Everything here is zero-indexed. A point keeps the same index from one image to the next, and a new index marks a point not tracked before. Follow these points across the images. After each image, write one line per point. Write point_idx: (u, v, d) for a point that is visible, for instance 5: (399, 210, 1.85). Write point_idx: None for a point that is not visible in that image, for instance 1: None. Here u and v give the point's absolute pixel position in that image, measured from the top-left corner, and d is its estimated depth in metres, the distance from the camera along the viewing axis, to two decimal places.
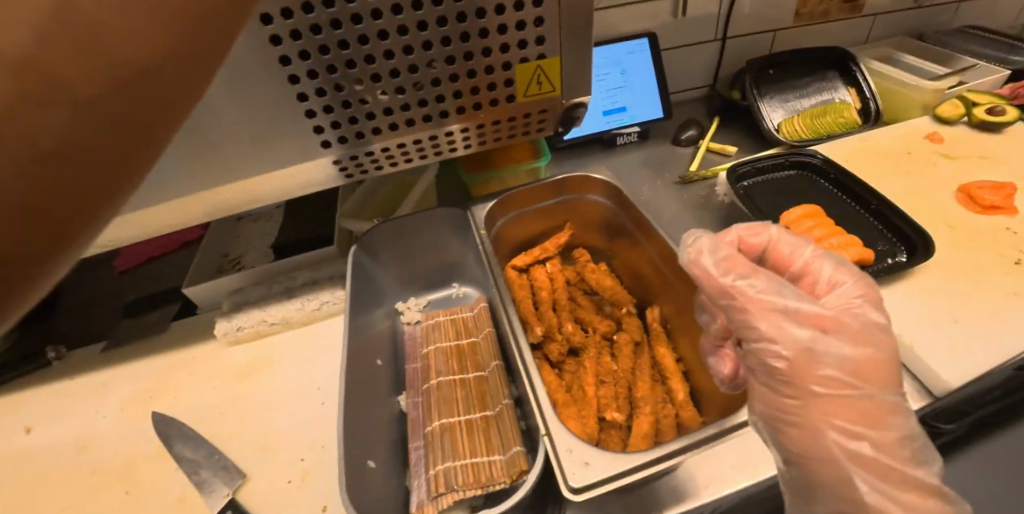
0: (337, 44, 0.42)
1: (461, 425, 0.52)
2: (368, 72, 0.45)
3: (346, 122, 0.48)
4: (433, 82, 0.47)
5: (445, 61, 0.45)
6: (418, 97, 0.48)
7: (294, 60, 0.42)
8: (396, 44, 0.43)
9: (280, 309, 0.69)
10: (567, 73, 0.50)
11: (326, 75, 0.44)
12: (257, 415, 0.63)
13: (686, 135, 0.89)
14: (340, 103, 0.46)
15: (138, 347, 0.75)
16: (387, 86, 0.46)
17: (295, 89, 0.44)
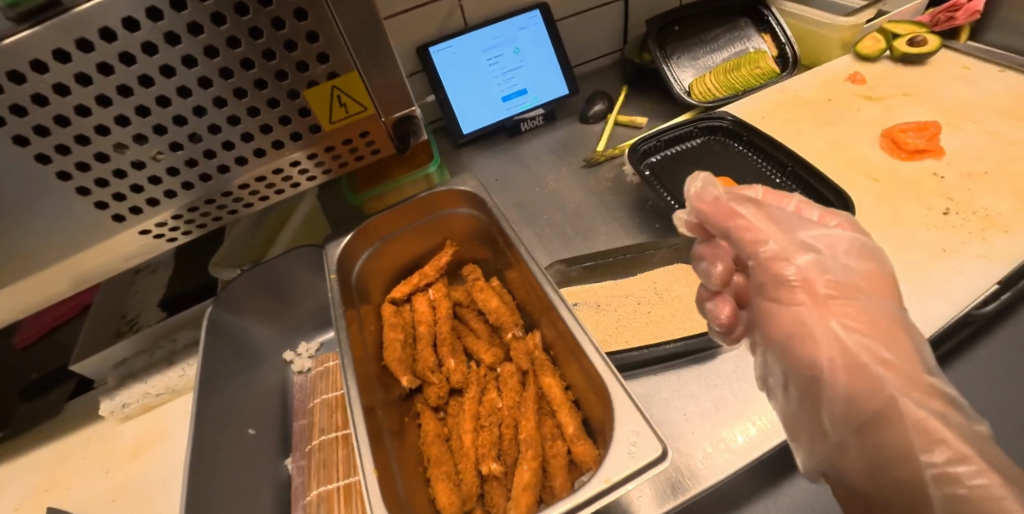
0: (76, 112, 0.36)
1: (338, 492, 0.48)
2: (129, 133, 0.39)
3: (130, 192, 0.42)
4: (212, 129, 0.41)
5: (215, 104, 0.40)
6: (203, 148, 0.42)
7: (30, 140, 0.36)
8: (146, 97, 0.37)
9: (162, 378, 0.64)
10: (371, 91, 0.44)
11: (81, 147, 0.38)
12: (147, 500, 0.58)
13: (594, 110, 0.81)
14: (112, 174, 0.41)
15: (36, 436, 0.70)
16: (158, 144, 0.40)
17: (49, 169, 0.38)
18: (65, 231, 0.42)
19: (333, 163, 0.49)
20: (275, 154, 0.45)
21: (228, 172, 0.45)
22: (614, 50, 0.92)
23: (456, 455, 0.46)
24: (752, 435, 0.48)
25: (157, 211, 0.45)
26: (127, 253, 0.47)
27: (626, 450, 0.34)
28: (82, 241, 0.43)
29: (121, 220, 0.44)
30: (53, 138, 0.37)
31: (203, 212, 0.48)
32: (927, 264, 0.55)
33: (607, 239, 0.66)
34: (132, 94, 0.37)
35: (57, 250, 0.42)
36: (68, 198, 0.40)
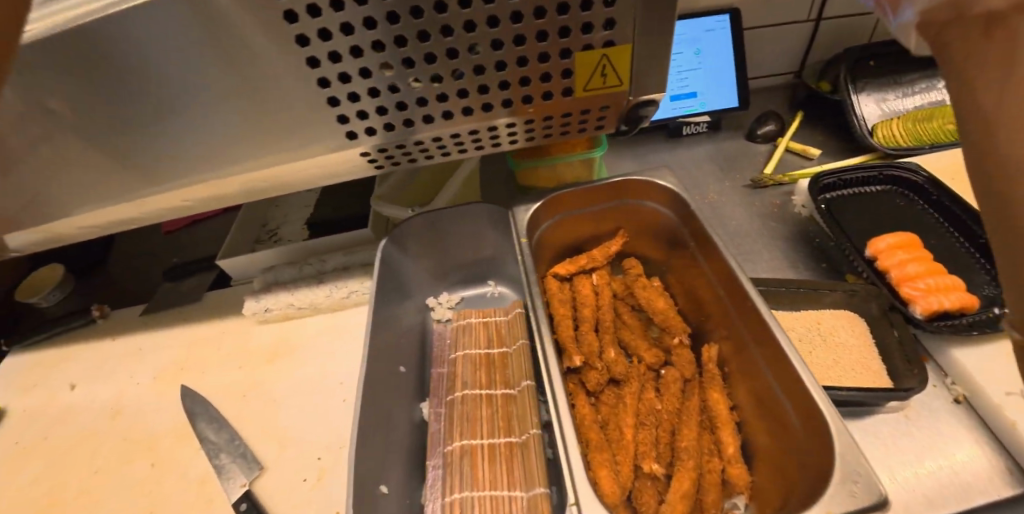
0: (363, 23, 0.36)
1: (483, 447, 0.48)
2: (400, 56, 0.38)
3: (374, 113, 0.43)
4: (476, 70, 0.40)
5: (491, 45, 0.39)
6: (459, 86, 0.41)
7: (310, 41, 0.36)
8: (434, 23, 0.36)
9: (307, 293, 0.66)
10: (635, 63, 0.42)
11: (350, 58, 0.38)
12: (276, 404, 0.61)
13: (764, 130, 0.78)
14: (366, 91, 0.41)
15: (175, 316, 0.76)
16: (421, 72, 0.40)
17: (314, 73, 0.38)
18: (303, 135, 0.43)
19: (557, 129, 0.48)
20: (517, 109, 0.44)
21: (467, 115, 0.44)
22: (788, 71, 0.87)
23: (611, 445, 0.46)
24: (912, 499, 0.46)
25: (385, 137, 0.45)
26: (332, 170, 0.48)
27: (845, 491, 0.34)
28: (311, 150, 0.44)
29: (354, 138, 0.44)
30: (331, 44, 0.37)
31: (420, 148, 0.47)
32: None
33: (768, 268, 0.64)
34: (422, 16, 0.36)
35: (282, 141, 0.43)
36: (319, 106, 0.41)
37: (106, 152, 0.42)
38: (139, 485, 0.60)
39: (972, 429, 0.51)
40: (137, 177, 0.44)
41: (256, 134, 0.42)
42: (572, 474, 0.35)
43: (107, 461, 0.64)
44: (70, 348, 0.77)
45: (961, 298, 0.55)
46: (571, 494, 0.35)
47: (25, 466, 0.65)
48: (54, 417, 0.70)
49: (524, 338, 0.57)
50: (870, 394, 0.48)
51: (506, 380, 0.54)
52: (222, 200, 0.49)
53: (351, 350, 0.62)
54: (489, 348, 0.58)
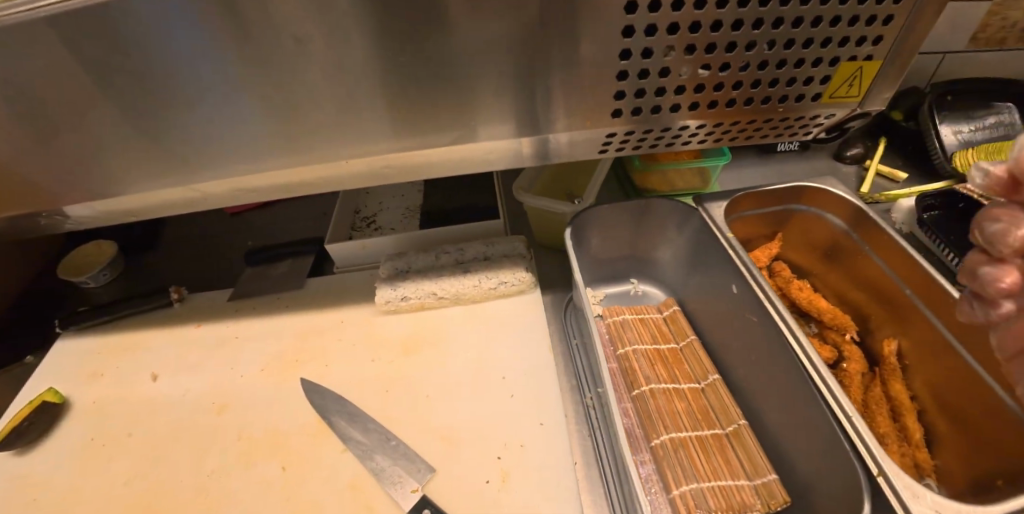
0: (694, 3, 0.39)
1: (692, 440, 0.49)
2: (706, 40, 0.42)
3: (652, 92, 0.45)
4: (760, 65, 0.44)
5: (785, 44, 0.43)
6: (737, 78, 0.45)
7: (638, 11, 0.39)
8: (751, 14, 0.40)
9: (452, 282, 0.62)
10: (879, 79, 0.46)
11: (664, 35, 0.41)
12: (429, 401, 0.56)
13: (852, 152, 0.82)
14: (657, 70, 0.44)
15: (266, 304, 0.71)
16: (716, 59, 0.43)
17: (624, 43, 0.41)
18: (557, 104, 0.46)
19: (783, 131, 0.52)
20: (769, 107, 0.48)
21: (728, 107, 0.47)
22: None
23: None
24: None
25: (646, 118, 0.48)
26: (490, 155, 0.51)
27: None
28: (556, 120, 0.47)
29: (617, 115, 0.47)
30: (655, 17, 0.40)
31: (654, 136, 0.51)
32: None
33: None
34: (746, 6, 0.40)
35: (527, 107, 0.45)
36: (601, 77, 0.44)
37: (143, 131, 0.47)
38: (267, 489, 0.54)
39: None
40: (180, 155, 0.49)
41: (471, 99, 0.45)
42: (871, 446, 0.39)
43: (216, 458, 0.58)
44: (147, 333, 0.72)
45: None
46: (873, 465, 0.38)
47: (113, 462, 0.60)
48: (139, 409, 0.64)
49: (692, 335, 0.58)
50: None
51: (686, 374, 0.54)
52: (427, 167, 0.51)
53: (506, 343, 0.59)
54: (658, 344, 0.58)
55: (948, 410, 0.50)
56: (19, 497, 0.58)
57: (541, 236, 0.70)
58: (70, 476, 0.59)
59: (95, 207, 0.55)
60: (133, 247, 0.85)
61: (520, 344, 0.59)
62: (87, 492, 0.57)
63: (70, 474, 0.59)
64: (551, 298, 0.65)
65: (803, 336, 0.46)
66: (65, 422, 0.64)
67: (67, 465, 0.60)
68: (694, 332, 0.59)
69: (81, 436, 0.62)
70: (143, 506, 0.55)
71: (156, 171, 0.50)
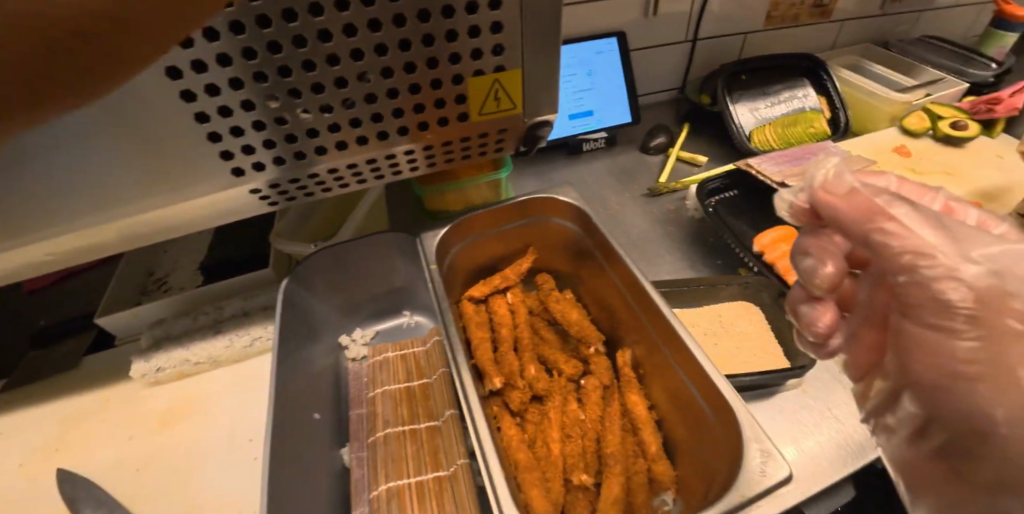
0: (242, 54, 0.34)
1: (409, 487, 0.46)
2: (285, 86, 0.36)
3: (261, 146, 0.39)
4: (368, 98, 0.39)
5: (381, 74, 0.38)
6: (351, 116, 0.40)
7: (183, 74, 0.33)
8: (320, 52, 0.35)
9: (205, 346, 0.59)
10: (522, 89, 0.43)
11: (231, 91, 0.35)
12: (179, 475, 0.54)
13: (655, 143, 0.82)
14: (251, 125, 0.37)
15: (40, 389, 0.66)
16: (311, 103, 0.38)
17: (190, 108, 0.34)
18: None
19: (456, 155, 0.48)
20: (413, 135, 0.44)
21: (362, 144, 0.42)
22: (675, 86, 0.94)
23: (540, 463, 0.46)
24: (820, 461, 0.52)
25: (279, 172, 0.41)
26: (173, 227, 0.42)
27: (756, 470, 0.36)
28: None
29: (240, 174, 0.40)
30: (209, 77, 0.34)
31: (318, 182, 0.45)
32: None
33: (672, 269, 0.68)
34: (305, 46, 0.35)
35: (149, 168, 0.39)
36: (193, 147, 0.36)
37: None
38: None
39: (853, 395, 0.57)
40: None
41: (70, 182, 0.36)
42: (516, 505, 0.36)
43: None
44: None
45: None
46: None
47: None
48: None
49: (443, 367, 0.55)
50: (769, 377, 0.52)
51: (429, 411, 0.52)
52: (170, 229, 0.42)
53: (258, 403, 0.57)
54: (409, 381, 0.55)
55: (680, 415, 0.48)
56: None
57: None
58: None
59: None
60: None
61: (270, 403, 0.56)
62: None
63: None
64: None
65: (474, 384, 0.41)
66: None
67: None
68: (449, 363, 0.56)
69: None
70: None
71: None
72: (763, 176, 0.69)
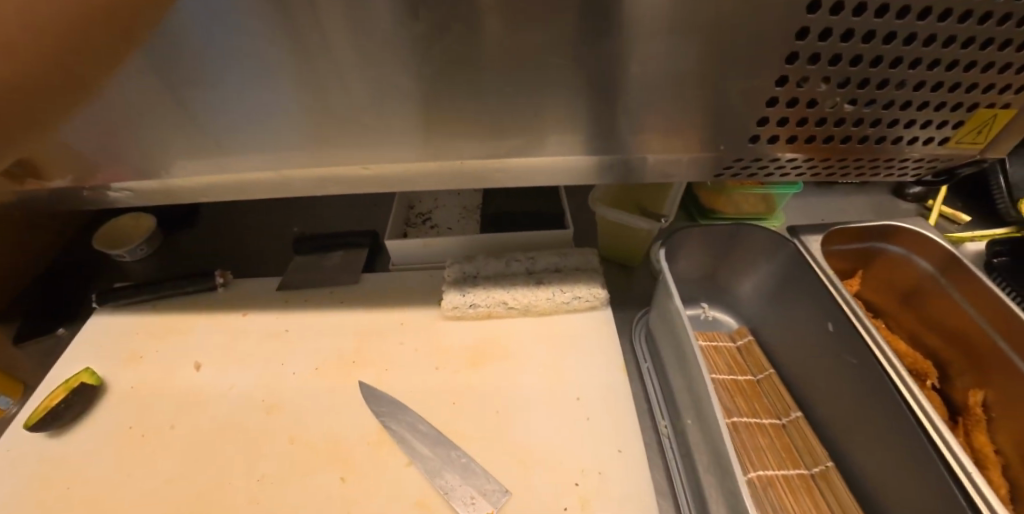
0: (863, 35, 0.37)
1: (778, 479, 0.47)
2: (862, 75, 0.39)
3: (793, 120, 0.43)
4: (909, 105, 0.42)
5: (942, 86, 0.40)
6: (881, 117, 0.42)
7: (808, 37, 0.37)
8: (923, 52, 0.38)
9: (522, 293, 0.61)
10: (1008, 128, 0.45)
11: (824, 65, 0.39)
12: (500, 417, 0.55)
13: (914, 191, 0.82)
14: (805, 100, 0.41)
15: (324, 299, 0.68)
16: (868, 95, 0.40)
17: (784, 70, 0.39)
18: (696, 114, 0.43)
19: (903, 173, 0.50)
20: (893, 146, 0.46)
21: (862, 143, 0.45)
22: None
23: None
24: None
25: (766, 147, 0.45)
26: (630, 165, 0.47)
27: None
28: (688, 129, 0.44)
29: (754, 141, 0.45)
30: (824, 48, 0.37)
31: (767, 168, 0.48)
32: None
33: None
34: (910, 44, 0.37)
35: (671, 111, 0.43)
36: (743, 105, 0.42)
37: (168, 89, 0.43)
38: (329, 501, 0.51)
39: None
40: (197, 121, 0.45)
41: (490, 88, 0.42)
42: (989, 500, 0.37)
43: (266, 460, 0.55)
44: (191, 318, 0.68)
45: None
46: None
47: (152, 458, 0.56)
48: (182, 399, 0.61)
49: (769, 368, 0.57)
50: None
51: (765, 408, 0.54)
52: (673, 167, 0.48)
53: (578, 363, 0.57)
54: (736, 374, 0.56)
55: None
56: (52, 486, 0.55)
57: (606, 248, 0.69)
58: (112, 467, 0.56)
59: (131, 183, 0.53)
60: (182, 219, 0.82)
61: (594, 363, 0.57)
62: (126, 486, 0.55)
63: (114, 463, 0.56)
64: (620, 318, 0.64)
65: (912, 380, 0.44)
66: (103, 404, 0.61)
67: (107, 457, 0.57)
68: (771, 365, 0.57)
69: (123, 421, 0.60)
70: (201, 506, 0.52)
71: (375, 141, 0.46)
72: None
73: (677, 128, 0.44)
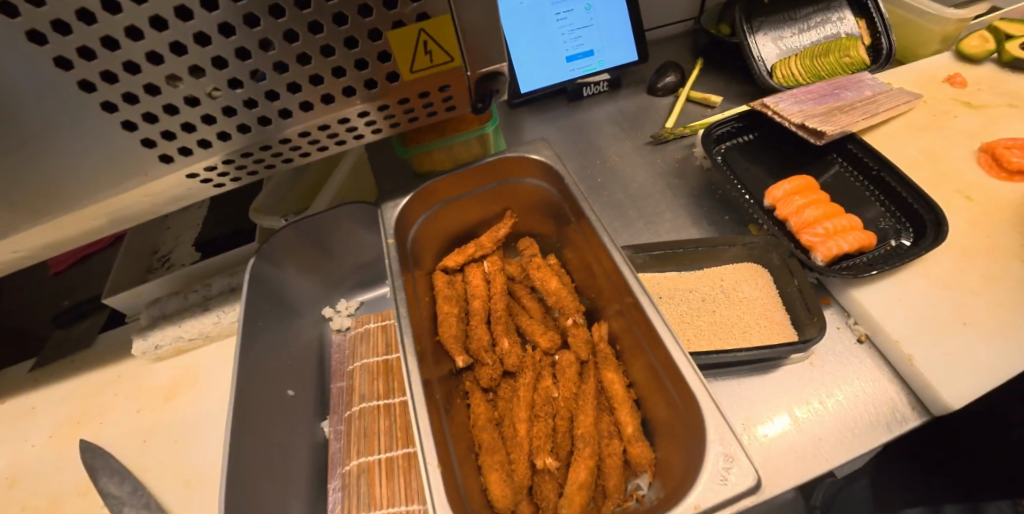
0: (126, 34, 0.31)
1: (379, 463, 0.46)
2: (185, 65, 0.34)
3: (182, 130, 0.38)
4: (279, 68, 0.36)
5: (285, 38, 0.34)
6: (265, 89, 0.37)
7: (74, 64, 0.31)
8: (209, 23, 0.32)
9: (196, 323, 0.62)
10: (455, 41, 0.37)
11: (130, 77, 0.33)
12: (178, 446, 0.58)
13: (664, 82, 0.75)
14: (164, 110, 0.36)
15: (66, 369, 0.70)
16: (217, 79, 0.35)
17: (92, 99, 0.33)
18: (111, 148, 0.36)
19: (403, 118, 0.44)
20: (345, 101, 0.40)
21: (288, 117, 0.40)
22: (689, 17, 0.84)
23: (507, 443, 0.44)
24: (822, 440, 0.48)
25: (208, 154, 0.40)
26: (125, 212, 0.42)
27: (718, 476, 0.33)
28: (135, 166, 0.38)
29: (170, 160, 0.39)
30: (99, 65, 0.32)
31: (257, 162, 0.43)
32: (996, 309, 0.52)
33: (671, 228, 0.61)
34: (190, 18, 0.31)
35: (79, 161, 0.36)
36: (114, 138, 0.36)
37: None
38: None
39: (867, 363, 0.53)
40: None
41: None
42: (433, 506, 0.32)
43: None
44: None
45: (836, 248, 0.54)
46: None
47: None
48: None
49: None
50: (767, 351, 0.47)
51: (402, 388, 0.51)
52: (174, 192, 0.43)
53: None
54: (387, 354, 0.54)
55: (654, 396, 0.44)
56: None
57: None
58: None
59: None
60: None
61: None
62: None
63: None
64: None
65: (413, 359, 0.39)
66: None
67: None
68: None
69: None
70: None
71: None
72: (779, 120, 0.62)
73: (117, 166, 0.38)
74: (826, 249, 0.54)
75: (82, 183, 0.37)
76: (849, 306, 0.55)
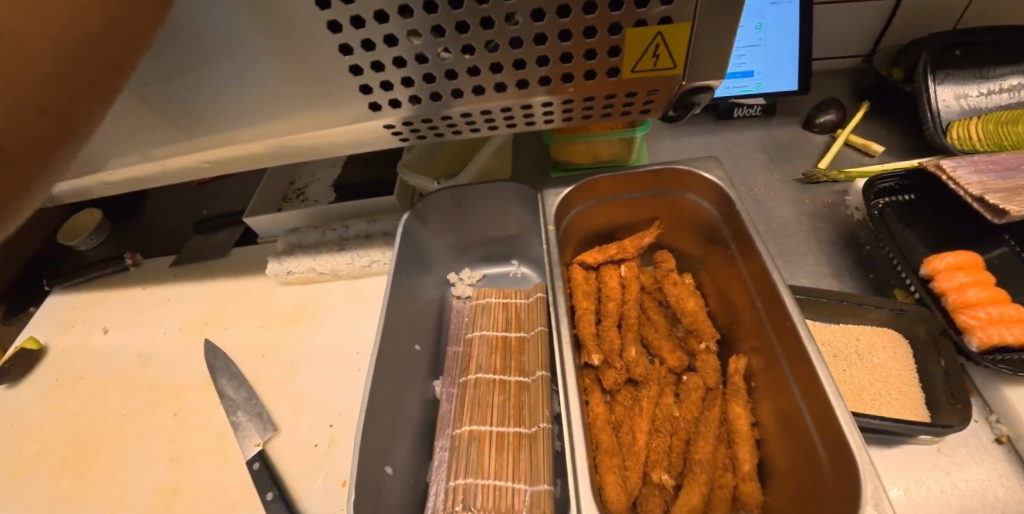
0: None
1: (491, 435, 0.48)
2: (430, 24, 0.35)
3: (399, 84, 0.39)
4: (513, 43, 0.36)
5: (532, 16, 0.35)
6: (492, 60, 0.38)
7: (332, 4, 0.33)
8: None
9: (329, 260, 0.66)
10: (687, 46, 0.37)
11: (376, 24, 0.35)
12: (294, 368, 0.63)
13: (822, 119, 0.72)
14: (392, 61, 0.37)
15: (201, 272, 0.77)
16: (452, 42, 0.36)
17: (336, 40, 0.36)
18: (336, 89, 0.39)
19: (597, 112, 0.43)
20: (558, 87, 0.40)
21: (500, 91, 0.40)
22: (859, 54, 0.79)
23: (623, 449, 0.44)
24: None
25: (411, 111, 0.42)
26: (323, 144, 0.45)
27: None
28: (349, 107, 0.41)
29: (377, 109, 0.41)
30: (354, 8, 0.34)
31: (448, 126, 0.44)
32: None
33: (809, 272, 0.60)
34: None
35: (309, 93, 0.39)
36: (342, 79, 0.38)
37: None
38: (165, 432, 0.62)
39: (1006, 466, 0.49)
40: None
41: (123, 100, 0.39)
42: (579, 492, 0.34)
43: (135, 409, 0.65)
44: (108, 292, 0.78)
45: (996, 338, 0.49)
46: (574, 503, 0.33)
47: (53, 409, 0.67)
48: (89, 357, 0.72)
49: (540, 325, 0.53)
50: (905, 427, 0.45)
51: (518, 368, 0.52)
52: (368, 137, 0.45)
53: (365, 322, 0.65)
54: (507, 331, 0.56)
55: (781, 440, 0.43)
56: None
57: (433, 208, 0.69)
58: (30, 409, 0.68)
59: None
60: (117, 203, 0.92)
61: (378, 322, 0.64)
62: (31, 431, 0.66)
63: (31, 408, 0.68)
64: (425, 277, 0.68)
65: (567, 348, 0.40)
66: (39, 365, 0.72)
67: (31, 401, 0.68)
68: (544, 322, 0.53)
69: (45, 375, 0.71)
70: (80, 445, 0.63)
71: (141, 144, 0.43)
72: (955, 186, 0.57)
73: (333, 105, 0.40)
74: (982, 336, 0.50)
75: (301, 106, 0.40)
76: (998, 402, 0.51)
